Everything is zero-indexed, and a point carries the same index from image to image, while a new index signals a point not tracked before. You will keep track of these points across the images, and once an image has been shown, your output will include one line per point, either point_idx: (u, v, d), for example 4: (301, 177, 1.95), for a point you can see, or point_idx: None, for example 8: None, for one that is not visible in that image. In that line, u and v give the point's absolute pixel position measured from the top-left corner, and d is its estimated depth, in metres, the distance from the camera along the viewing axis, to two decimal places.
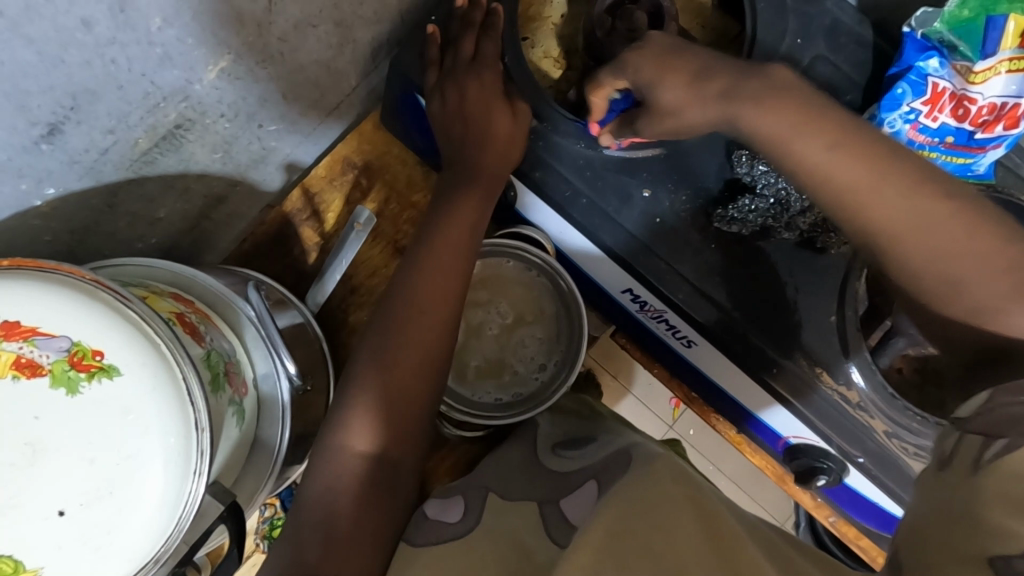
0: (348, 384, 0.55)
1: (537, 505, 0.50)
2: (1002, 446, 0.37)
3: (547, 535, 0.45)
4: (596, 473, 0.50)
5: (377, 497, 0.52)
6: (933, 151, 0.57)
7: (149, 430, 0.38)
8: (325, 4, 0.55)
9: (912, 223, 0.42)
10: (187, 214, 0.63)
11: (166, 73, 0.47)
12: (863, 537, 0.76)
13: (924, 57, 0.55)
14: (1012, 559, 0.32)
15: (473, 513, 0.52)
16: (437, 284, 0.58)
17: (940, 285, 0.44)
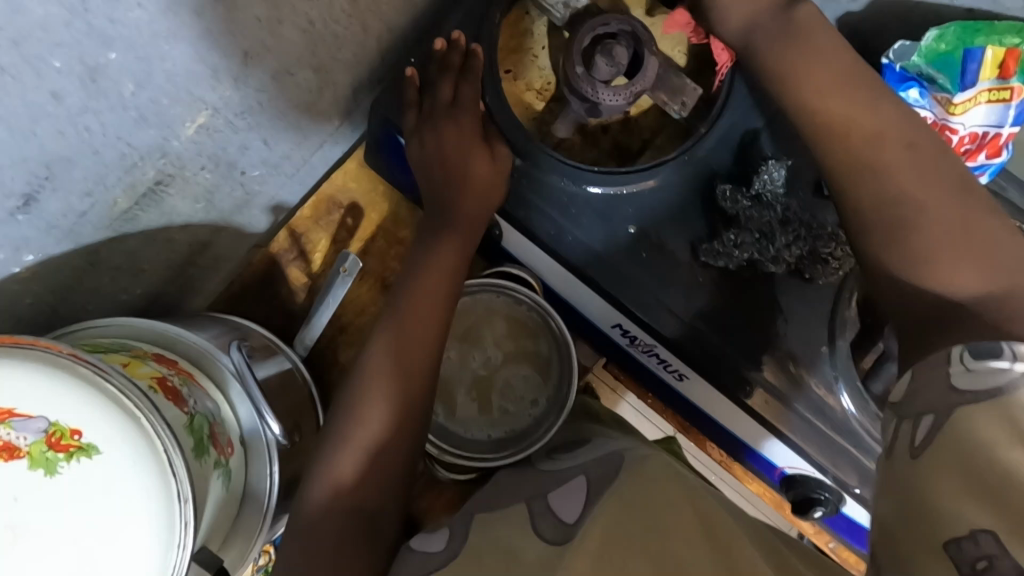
0: (334, 435, 0.55)
1: (525, 503, 0.51)
2: (927, 427, 0.37)
3: (536, 529, 0.46)
4: (585, 468, 0.52)
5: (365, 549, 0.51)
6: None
7: (131, 505, 0.38)
8: (301, 52, 0.55)
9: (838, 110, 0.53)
10: (171, 263, 0.63)
11: (142, 134, 0.46)
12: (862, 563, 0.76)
13: (904, 88, 0.54)
14: (961, 543, 0.33)
15: (458, 536, 0.51)
16: (422, 328, 0.58)
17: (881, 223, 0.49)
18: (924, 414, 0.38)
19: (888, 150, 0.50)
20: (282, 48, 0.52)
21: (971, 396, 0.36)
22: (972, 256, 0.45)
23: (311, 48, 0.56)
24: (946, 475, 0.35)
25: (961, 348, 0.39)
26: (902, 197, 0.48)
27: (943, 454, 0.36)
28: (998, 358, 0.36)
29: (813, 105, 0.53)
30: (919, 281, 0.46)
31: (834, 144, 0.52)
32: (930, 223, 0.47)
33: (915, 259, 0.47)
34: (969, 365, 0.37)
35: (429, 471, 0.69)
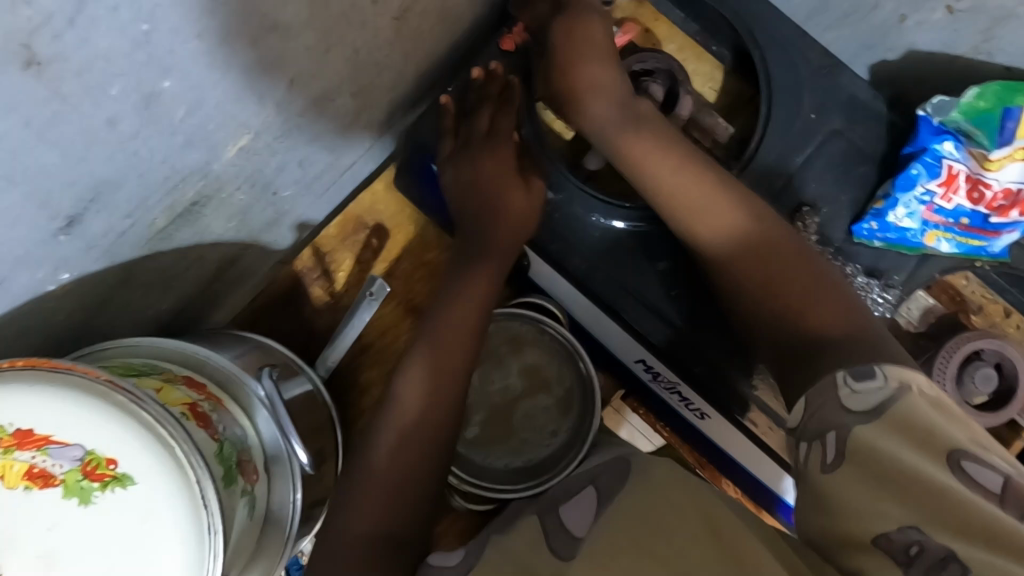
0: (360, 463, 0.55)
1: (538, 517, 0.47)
2: (834, 442, 0.39)
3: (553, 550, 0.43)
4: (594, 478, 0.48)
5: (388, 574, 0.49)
6: (945, 232, 0.57)
7: (161, 538, 0.38)
8: (342, 78, 0.55)
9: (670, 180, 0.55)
10: (199, 279, 0.63)
11: (186, 157, 0.47)
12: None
13: (938, 141, 0.55)
14: (889, 536, 0.35)
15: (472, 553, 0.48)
16: (449, 357, 0.57)
17: (751, 281, 0.51)
18: (826, 432, 0.40)
19: (697, 192, 0.54)
20: (326, 75, 0.53)
21: (859, 417, 0.39)
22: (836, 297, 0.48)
23: (352, 74, 0.56)
24: (858, 483, 0.37)
25: (843, 372, 0.42)
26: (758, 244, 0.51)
27: (852, 463, 0.38)
28: (871, 376, 0.41)
29: (622, 145, 0.57)
30: (803, 325, 0.47)
31: (713, 186, 0.54)
32: (779, 271, 0.50)
33: (788, 312, 0.48)
34: (854, 387, 0.41)
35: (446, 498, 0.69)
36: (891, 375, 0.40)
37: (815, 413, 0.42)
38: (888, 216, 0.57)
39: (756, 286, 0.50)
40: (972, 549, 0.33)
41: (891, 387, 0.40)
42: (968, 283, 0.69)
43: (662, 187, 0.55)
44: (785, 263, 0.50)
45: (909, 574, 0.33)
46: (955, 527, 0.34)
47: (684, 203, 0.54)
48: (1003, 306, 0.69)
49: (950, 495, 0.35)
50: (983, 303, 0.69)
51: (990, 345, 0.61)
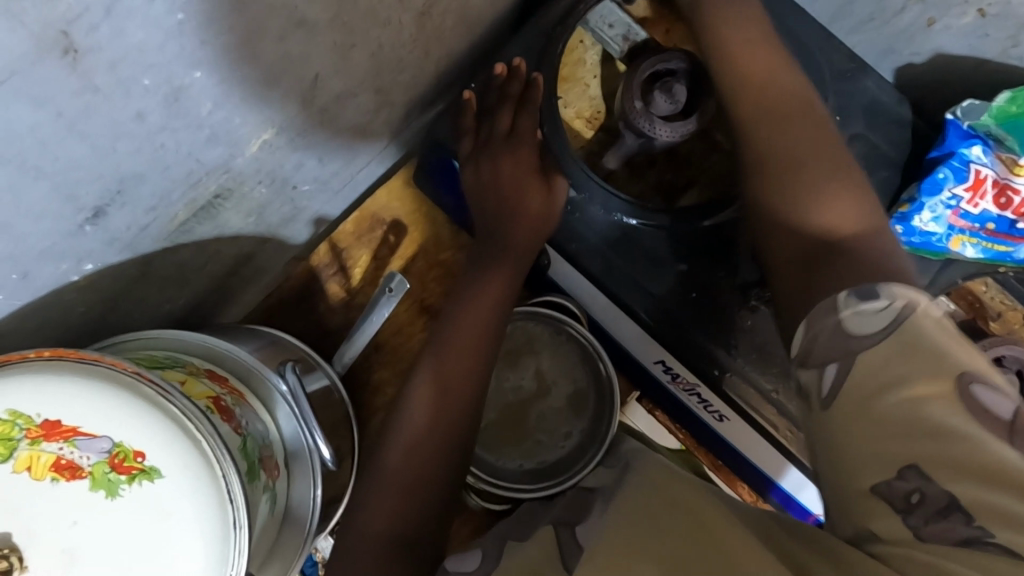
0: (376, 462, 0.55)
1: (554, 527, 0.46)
2: (833, 373, 0.40)
3: (568, 562, 0.42)
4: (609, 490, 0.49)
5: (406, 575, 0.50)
6: (971, 236, 0.56)
7: (188, 533, 0.37)
8: (366, 74, 0.55)
9: (756, 80, 0.57)
10: (216, 274, 0.62)
11: (211, 151, 0.46)
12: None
13: (966, 145, 0.55)
14: (890, 483, 0.36)
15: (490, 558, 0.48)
16: (468, 357, 0.57)
17: (780, 161, 0.53)
18: (826, 363, 0.41)
19: (793, 120, 0.55)
20: (351, 71, 0.52)
21: (868, 338, 0.39)
22: (865, 246, 0.47)
23: (376, 70, 0.56)
24: (863, 425, 0.38)
25: (845, 293, 0.43)
26: (794, 160, 0.53)
27: (851, 402, 0.39)
28: (875, 298, 0.41)
29: (729, 63, 0.58)
30: (815, 227, 0.49)
31: (756, 134, 0.55)
32: (814, 191, 0.50)
33: (798, 210, 0.51)
34: (856, 307, 0.41)
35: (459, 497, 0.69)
36: (895, 296, 0.40)
37: (815, 338, 0.42)
38: (914, 220, 0.56)
39: (785, 224, 0.50)
40: (974, 489, 0.34)
41: (896, 306, 0.40)
42: (988, 288, 0.70)
43: (737, 61, 0.58)
44: (812, 158, 0.52)
45: (909, 520, 0.35)
46: (957, 468, 0.35)
47: (763, 70, 0.57)
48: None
49: (951, 433, 0.35)
50: (1002, 310, 0.69)
51: (1011, 352, 0.61)
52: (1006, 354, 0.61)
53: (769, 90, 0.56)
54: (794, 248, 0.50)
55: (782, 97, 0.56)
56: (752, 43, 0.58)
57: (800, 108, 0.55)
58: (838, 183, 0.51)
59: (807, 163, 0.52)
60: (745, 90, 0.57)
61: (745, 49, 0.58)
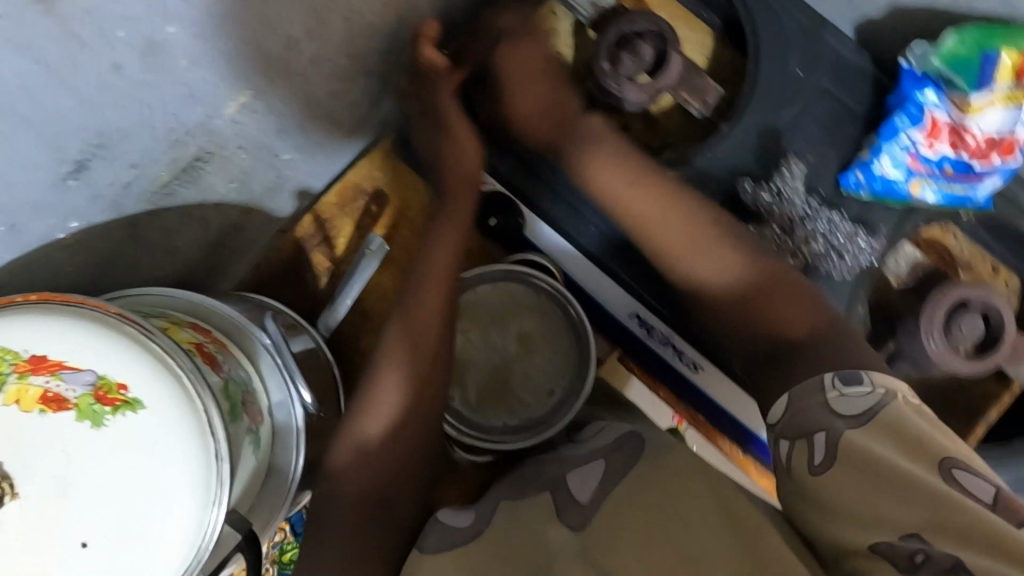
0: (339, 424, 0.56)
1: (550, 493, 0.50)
2: (820, 441, 0.43)
3: (562, 520, 0.47)
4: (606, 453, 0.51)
5: (370, 534, 0.52)
6: (930, 180, 0.59)
7: (173, 462, 0.39)
8: (341, 40, 0.56)
9: (640, 217, 0.59)
10: (204, 244, 0.64)
11: (191, 110, 0.48)
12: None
13: (921, 90, 0.57)
14: (892, 544, 0.38)
15: (484, 513, 0.51)
16: (422, 329, 0.58)
17: (721, 290, 0.56)
18: (814, 432, 0.43)
19: (684, 238, 0.58)
20: (325, 35, 0.54)
21: (848, 419, 0.43)
22: (798, 301, 0.54)
23: (351, 37, 0.57)
24: (847, 481, 0.41)
25: (832, 374, 0.46)
26: (735, 289, 0.55)
27: (843, 469, 0.41)
28: (858, 383, 0.45)
29: (620, 208, 0.61)
30: (787, 330, 0.52)
31: (653, 246, 0.59)
32: (758, 303, 0.54)
33: (771, 326, 0.53)
34: (841, 390, 0.45)
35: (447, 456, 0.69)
36: (878, 383, 0.45)
37: (794, 410, 0.46)
38: (874, 167, 0.59)
39: (732, 313, 0.55)
40: (977, 556, 0.36)
41: (878, 394, 0.44)
42: (957, 240, 0.68)
43: (629, 209, 0.60)
44: (729, 283, 0.55)
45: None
46: (950, 532, 0.37)
47: (653, 220, 0.59)
48: (992, 263, 0.68)
49: (946, 501, 0.38)
50: (971, 261, 0.68)
51: (976, 295, 0.62)
52: (970, 298, 0.63)
53: (636, 209, 0.59)
54: (720, 300, 0.56)
55: (677, 220, 0.58)
56: (638, 191, 0.60)
57: (715, 229, 0.57)
58: (754, 279, 0.55)
59: (706, 243, 0.57)
60: (645, 220, 0.59)
61: (609, 187, 0.61)
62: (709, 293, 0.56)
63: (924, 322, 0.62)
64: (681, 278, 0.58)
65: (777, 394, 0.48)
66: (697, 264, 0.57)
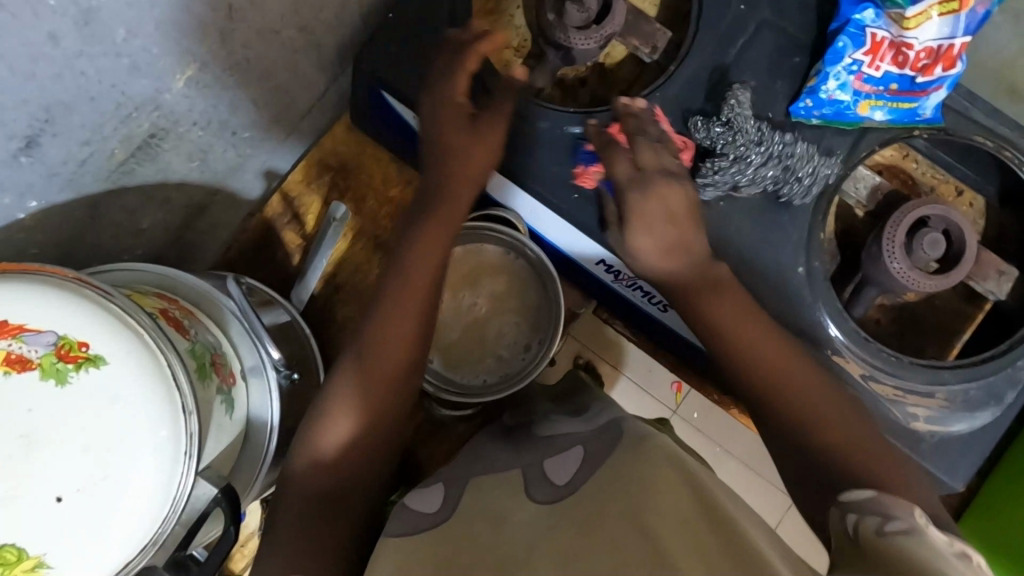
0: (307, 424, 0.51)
1: (520, 471, 0.51)
2: (898, 526, 0.39)
3: (529, 496, 0.47)
4: (584, 440, 0.51)
5: (334, 539, 0.48)
6: (878, 100, 0.60)
7: (139, 415, 0.40)
8: (285, 10, 0.57)
9: (727, 340, 0.52)
10: (170, 225, 0.65)
11: (137, 83, 0.49)
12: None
13: (859, 10, 0.57)
14: None
15: (449, 500, 0.51)
16: (397, 333, 0.53)
17: (801, 405, 0.49)
18: (894, 516, 0.40)
19: (751, 330, 0.52)
20: (267, 5, 0.55)
21: (941, 542, 0.38)
22: (845, 412, 0.50)
23: (295, 6, 0.58)
24: (907, 554, 0.36)
25: (923, 512, 0.40)
26: (792, 390, 0.50)
27: (901, 542, 0.38)
28: (948, 538, 0.39)
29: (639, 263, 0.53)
30: (840, 463, 0.47)
31: (748, 364, 0.51)
32: (827, 418, 0.49)
33: (848, 448, 0.47)
34: (930, 525, 0.39)
35: (432, 415, 0.71)
36: (955, 544, 0.38)
37: (880, 502, 0.42)
38: (821, 91, 0.60)
39: (800, 414, 0.49)
40: None
41: (958, 545, 0.38)
42: (918, 164, 0.71)
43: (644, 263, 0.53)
44: (802, 393, 0.50)
45: None
46: None
47: (702, 300, 0.53)
48: (955, 185, 0.71)
49: None
50: (934, 184, 0.71)
51: (936, 213, 0.63)
52: (931, 215, 0.64)
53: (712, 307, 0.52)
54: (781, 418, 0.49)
55: (730, 302, 0.53)
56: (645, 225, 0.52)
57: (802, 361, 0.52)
58: (842, 413, 0.50)
59: (780, 345, 0.52)
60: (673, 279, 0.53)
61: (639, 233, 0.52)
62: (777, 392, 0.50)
63: (886, 242, 0.63)
64: (731, 330, 0.52)
65: (864, 486, 0.45)
66: (765, 354, 0.51)
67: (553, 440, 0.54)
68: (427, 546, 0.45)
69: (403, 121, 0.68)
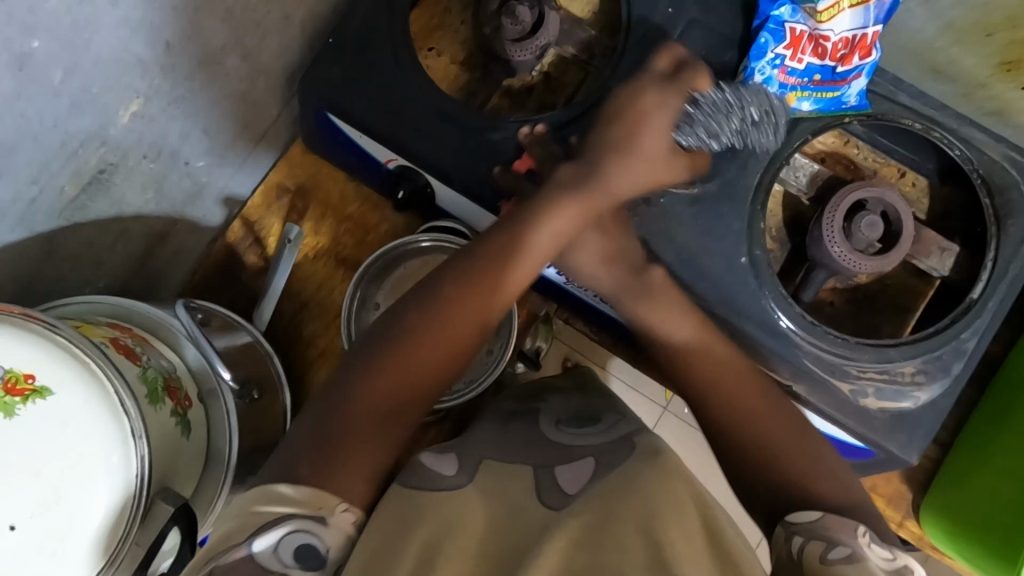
0: (336, 397, 0.49)
1: (532, 469, 0.49)
2: (841, 554, 0.43)
3: (541, 500, 0.46)
4: (597, 452, 0.50)
5: (353, 486, 0.46)
6: (805, 90, 0.63)
7: (88, 441, 0.42)
8: (224, 40, 0.59)
9: (692, 363, 0.59)
10: (131, 256, 0.66)
11: (79, 120, 0.51)
12: (881, 501, 0.75)
13: (776, 6, 0.60)
14: None
15: (467, 469, 0.49)
16: (451, 337, 0.53)
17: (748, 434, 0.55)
18: (837, 543, 0.44)
19: (709, 361, 0.58)
20: (206, 37, 0.57)
21: (877, 561, 0.42)
22: (790, 431, 0.55)
23: (234, 36, 0.60)
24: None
25: (865, 528, 0.45)
26: (745, 418, 0.56)
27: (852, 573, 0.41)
28: (885, 549, 0.44)
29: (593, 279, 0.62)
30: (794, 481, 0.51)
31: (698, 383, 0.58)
32: (775, 444, 0.54)
33: (795, 473, 0.52)
34: (871, 542, 0.44)
35: None
36: (897, 555, 0.43)
37: (822, 523, 0.46)
38: (749, 86, 0.63)
39: (755, 441, 0.55)
40: None
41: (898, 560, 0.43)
42: (859, 150, 0.71)
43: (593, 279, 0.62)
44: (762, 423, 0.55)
45: None
46: None
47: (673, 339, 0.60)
48: (897, 167, 0.71)
49: None
50: (876, 167, 0.71)
51: (872, 195, 0.65)
52: (868, 198, 0.66)
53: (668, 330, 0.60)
54: (723, 446, 0.56)
55: (697, 330, 0.60)
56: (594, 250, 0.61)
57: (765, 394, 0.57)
58: (798, 441, 0.55)
59: (744, 378, 0.58)
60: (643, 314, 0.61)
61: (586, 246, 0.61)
62: (731, 437, 0.55)
63: (826, 227, 0.65)
64: (695, 358, 0.59)
65: (812, 507, 0.48)
66: (730, 390, 0.57)
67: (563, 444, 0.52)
68: (440, 514, 0.43)
69: (351, 141, 0.70)
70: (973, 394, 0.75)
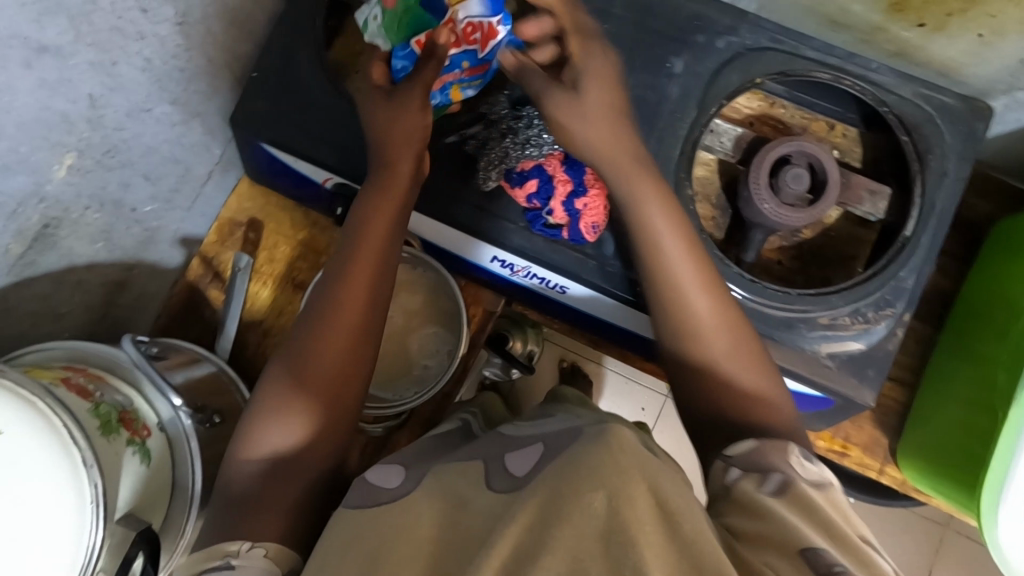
0: (316, 346, 0.55)
1: (482, 462, 0.47)
2: (776, 480, 0.43)
3: (488, 485, 0.45)
4: (546, 434, 0.47)
5: (277, 512, 0.50)
6: (461, 82, 0.64)
7: (40, 475, 0.44)
8: (150, 88, 0.62)
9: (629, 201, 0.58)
10: (90, 305, 0.69)
11: (12, 181, 0.53)
12: (858, 450, 0.75)
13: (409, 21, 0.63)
14: (822, 554, 0.38)
15: (413, 476, 0.49)
16: (352, 315, 0.55)
17: (695, 311, 0.55)
18: (770, 471, 0.44)
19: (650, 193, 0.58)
20: (129, 87, 0.60)
21: (804, 478, 0.43)
22: (745, 350, 0.54)
23: (160, 83, 0.63)
24: (793, 512, 0.41)
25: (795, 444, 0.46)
26: (690, 287, 0.56)
27: (791, 502, 0.41)
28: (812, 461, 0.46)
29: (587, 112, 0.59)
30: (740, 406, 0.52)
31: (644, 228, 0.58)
32: (717, 344, 0.54)
33: (714, 347, 0.54)
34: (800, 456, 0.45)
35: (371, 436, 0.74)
36: (822, 471, 0.45)
37: (756, 450, 0.46)
38: None
39: (708, 321, 0.55)
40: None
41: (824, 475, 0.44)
42: (785, 110, 0.73)
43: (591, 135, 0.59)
44: (703, 298, 0.55)
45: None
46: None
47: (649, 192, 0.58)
48: (825, 121, 0.72)
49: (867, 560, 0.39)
50: (805, 124, 0.72)
51: (795, 149, 0.67)
52: (793, 152, 0.67)
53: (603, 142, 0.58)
54: (682, 335, 0.55)
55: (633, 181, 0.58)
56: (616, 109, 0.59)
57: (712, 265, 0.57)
58: (735, 328, 0.55)
59: (674, 217, 0.58)
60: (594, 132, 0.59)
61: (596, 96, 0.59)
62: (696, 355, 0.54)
63: (754, 186, 0.66)
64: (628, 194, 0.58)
65: (744, 437, 0.48)
66: (695, 303, 0.55)
67: (515, 436, 0.50)
68: (371, 526, 0.44)
69: (289, 167, 0.72)
70: (930, 330, 0.77)
